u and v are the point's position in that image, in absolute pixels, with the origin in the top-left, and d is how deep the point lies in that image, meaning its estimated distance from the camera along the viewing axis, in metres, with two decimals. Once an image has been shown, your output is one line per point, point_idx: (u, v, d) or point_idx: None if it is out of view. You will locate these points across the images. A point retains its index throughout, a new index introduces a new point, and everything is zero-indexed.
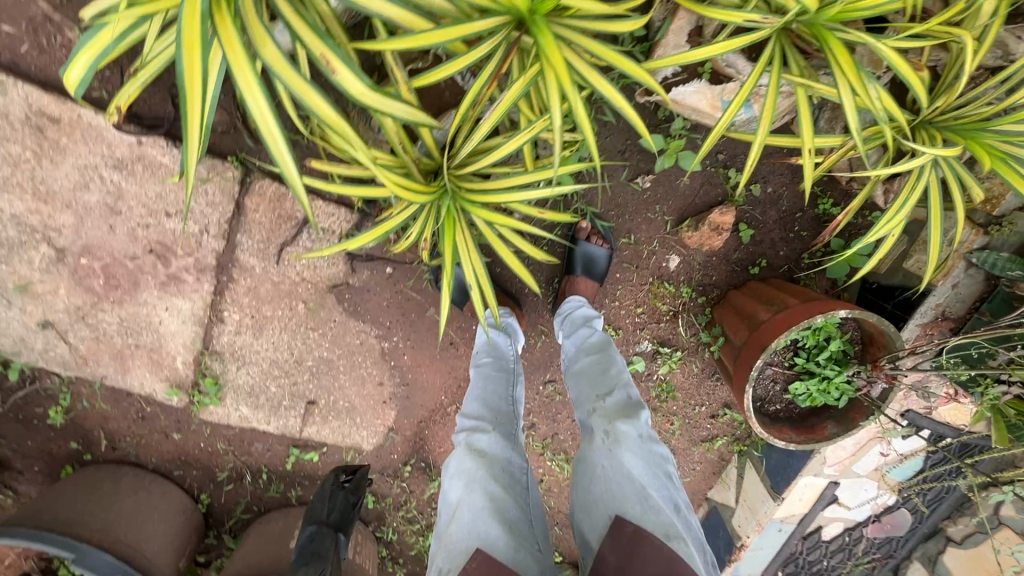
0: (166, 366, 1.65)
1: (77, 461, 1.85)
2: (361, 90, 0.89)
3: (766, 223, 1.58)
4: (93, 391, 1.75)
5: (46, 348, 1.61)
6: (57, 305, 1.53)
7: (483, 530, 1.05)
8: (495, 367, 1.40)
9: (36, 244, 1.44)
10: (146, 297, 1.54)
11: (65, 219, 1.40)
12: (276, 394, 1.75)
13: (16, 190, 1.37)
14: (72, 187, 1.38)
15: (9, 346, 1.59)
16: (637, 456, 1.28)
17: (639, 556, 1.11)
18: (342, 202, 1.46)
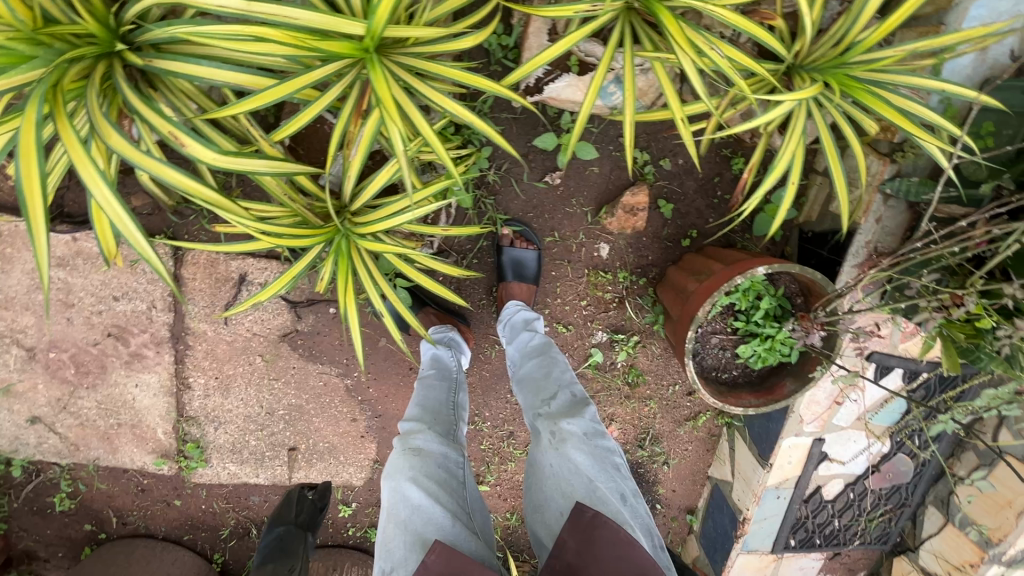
0: (150, 439, 1.75)
1: (94, 542, 1.97)
2: (214, 157, 1.00)
3: (686, 194, 1.58)
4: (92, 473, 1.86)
5: (40, 440, 1.73)
6: (39, 399, 1.66)
7: (418, 525, 1.08)
8: (434, 378, 1.41)
9: (9, 347, 1.58)
10: (115, 378, 1.64)
11: (27, 320, 1.54)
12: (258, 447, 1.82)
13: None
14: (27, 290, 1.52)
15: (7, 444, 1.73)
16: (584, 451, 1.22)
17: (596, 543, 1.02)
18: (272, 256, 1.54)
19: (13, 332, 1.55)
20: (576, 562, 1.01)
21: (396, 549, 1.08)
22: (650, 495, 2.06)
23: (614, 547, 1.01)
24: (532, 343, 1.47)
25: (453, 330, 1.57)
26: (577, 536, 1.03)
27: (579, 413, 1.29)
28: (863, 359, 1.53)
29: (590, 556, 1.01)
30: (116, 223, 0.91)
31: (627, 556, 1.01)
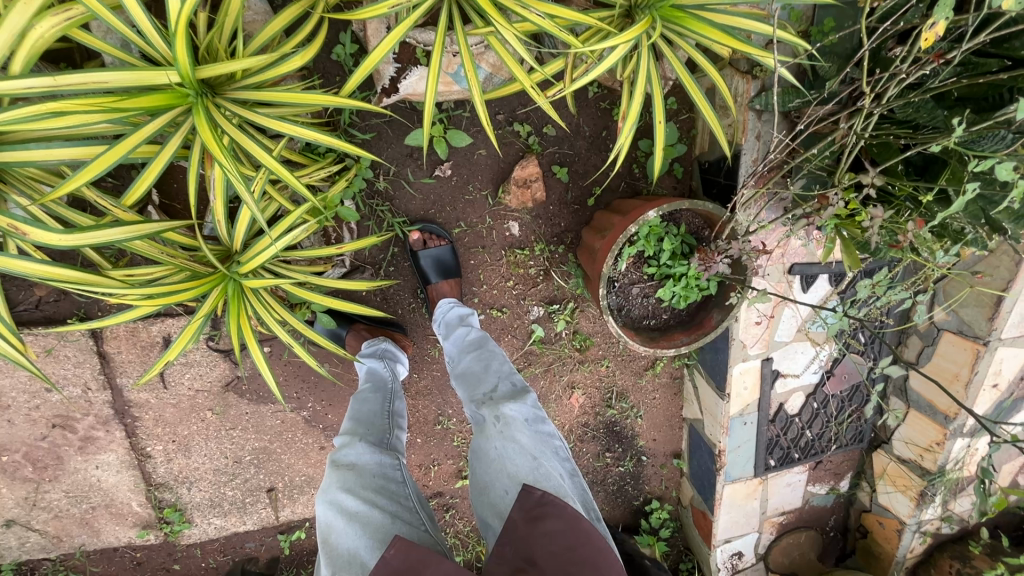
0: (127, 513, 1.78)
1: None
2: (62, 237, 0.99)
3: (579, 154, 1.58)
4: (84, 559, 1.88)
5: (22, 541, 1.76)
6: (8, 502, 1.68)
7: (356, 528, 1.15)
8: (367, 394, 1.47)
9: None
10: (75, 465, 1.66)
11: None
12: (236, 496, 1.85)
13: None
14: None
15: None
16: (527, 431, 1.25)
17: (545, 521, 1.04)
18: (189, 312, 1.55)
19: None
20: (528, 537, 1.02)
21: (338, 556, 1.13)
22: (632, 450, 2.08)
23: (563, 521, 1.04)
24: (466, 338, 1.49)
25: (387, 341, 1.61)
26: (528, 515, 1.05)
27: (518, 397, 1.31)
28: (785, 274, 1.56)
29: (540, 531, 1.02)
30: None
31: (573, 527, 1.03)
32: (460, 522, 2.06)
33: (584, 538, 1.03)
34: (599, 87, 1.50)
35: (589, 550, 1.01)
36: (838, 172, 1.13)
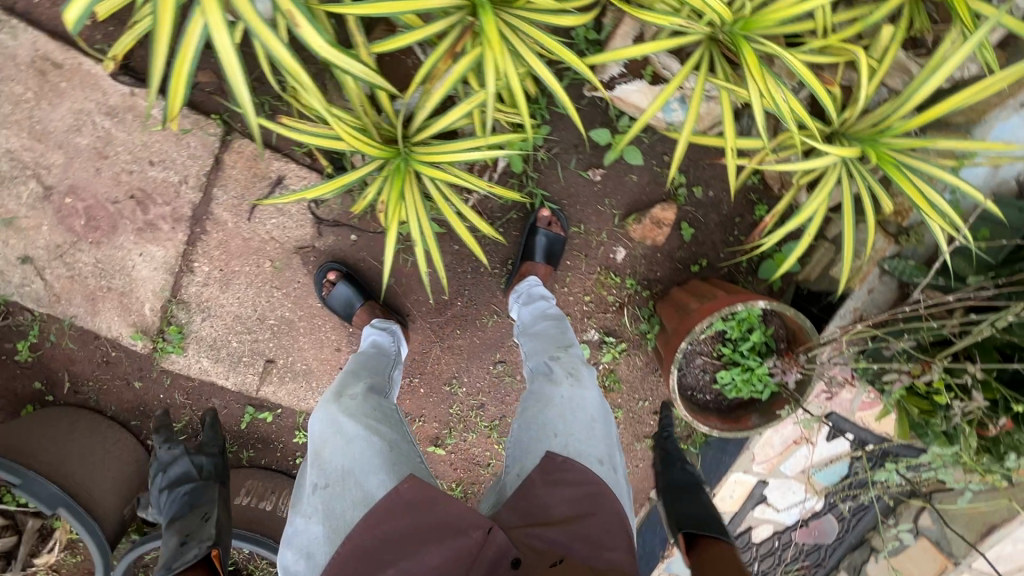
0: (135, 311, 1.74)
1: (40, 402, 1.93)
2: (320, 44, 1.01)
3: (708, 225, 1.69)
4: (63, 329, 1.83)
5: (21, 282, 1.69)
6: (38, 241, 1.63)
7: (354, 447, 1.23)
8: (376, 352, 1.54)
9: (26, 180, 1.55)
10: (122, 241, 1.63)
11: (55, 158, 1.52)
12: (237, 349, 1.83)
13: (14, 128, 1.49)
14: (65, 129, 1.50)
15: None
16: (571, 395, 1.34)
17: (562, 482, 1.17)
18: (314, 167, 1.58)
19: (35, 164, 1.52)
20: (543, 494, 1.15)
21: (330, 471, 1.21)
22: None
23: (579, 488, 1.16)
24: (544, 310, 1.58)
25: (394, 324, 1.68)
26: (547, 478, 1.18)
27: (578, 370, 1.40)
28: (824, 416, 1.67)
29: (557, 493, 1.15)
30: (225, 68, 0.98)
31: (589, 495, 1.16)
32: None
33: (599, 504, 1.16)
34: (758, 181, 1.63)
35: (601, 517, 1.13)
36: (945, 353, 1.20)
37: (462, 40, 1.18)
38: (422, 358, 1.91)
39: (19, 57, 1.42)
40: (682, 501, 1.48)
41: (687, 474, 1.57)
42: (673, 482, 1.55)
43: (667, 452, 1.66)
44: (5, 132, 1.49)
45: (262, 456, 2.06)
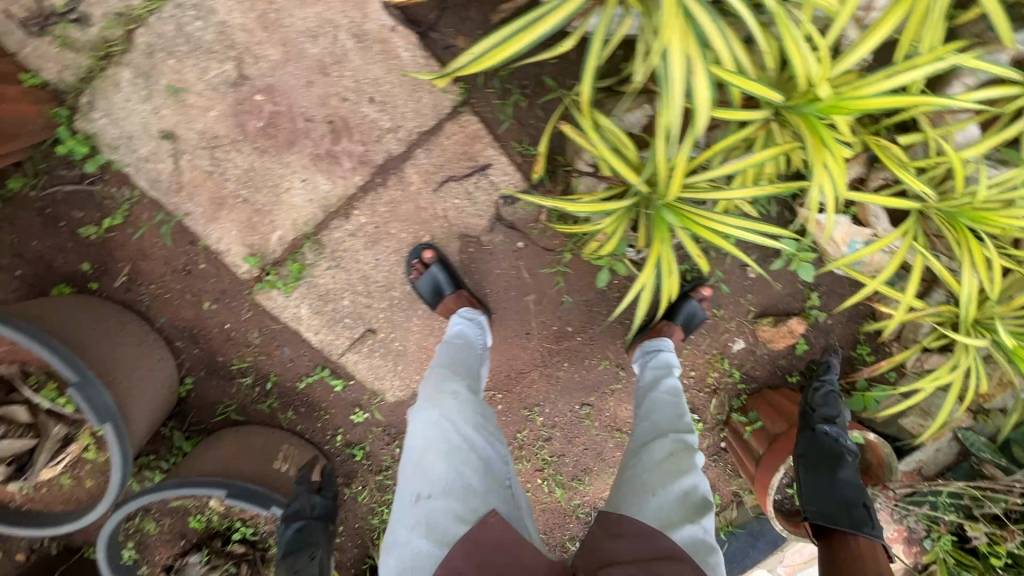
0: (259, 233, 1.56)
1: (79, 285, 1.64)
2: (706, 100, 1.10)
3: (815, 346, 1.88)
4: (153, 221, 1.57)
5: (149, 157, 1.46)
6: (196, 124, 1.43)
7: (444, 459, 1.20)
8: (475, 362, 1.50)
9: (223, 60, 1.37)
10: (292, 161, 1.48)
11: (272, 53, 1.37)
12: (344, 308, 1.69)
13: (244, 4, 1.33)
14: (299, 29, 1.36)
15: (112, 137, 1.43)
16: (658, 446, 1.30)
17: (623, 532, 1.11)
18: (521, 168, 1.56)
19: (244, 49, 1.36)
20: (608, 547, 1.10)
21: (428, 472, 1.19)
22: None
23: (642, 535, 1.09)
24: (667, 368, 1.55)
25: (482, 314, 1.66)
26: (612, 531, 1.13)
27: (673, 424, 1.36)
28: None
29: (620, 543, 1.09)
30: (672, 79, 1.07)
31: (651, 540, 1.08)
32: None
33: (654, 546, 1.07)
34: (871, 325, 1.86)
35: (623, 565, 1.04)
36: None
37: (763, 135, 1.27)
38: (516, 376, 1.88)
39: None
40: (817, 481, 1.44)
41: (831, 442, 1.51)
42: (814, 443, 1.51)
43: (813, 412, 1.62)
44: (233, 4, 1.33)
45: (302, 422, 1.88)
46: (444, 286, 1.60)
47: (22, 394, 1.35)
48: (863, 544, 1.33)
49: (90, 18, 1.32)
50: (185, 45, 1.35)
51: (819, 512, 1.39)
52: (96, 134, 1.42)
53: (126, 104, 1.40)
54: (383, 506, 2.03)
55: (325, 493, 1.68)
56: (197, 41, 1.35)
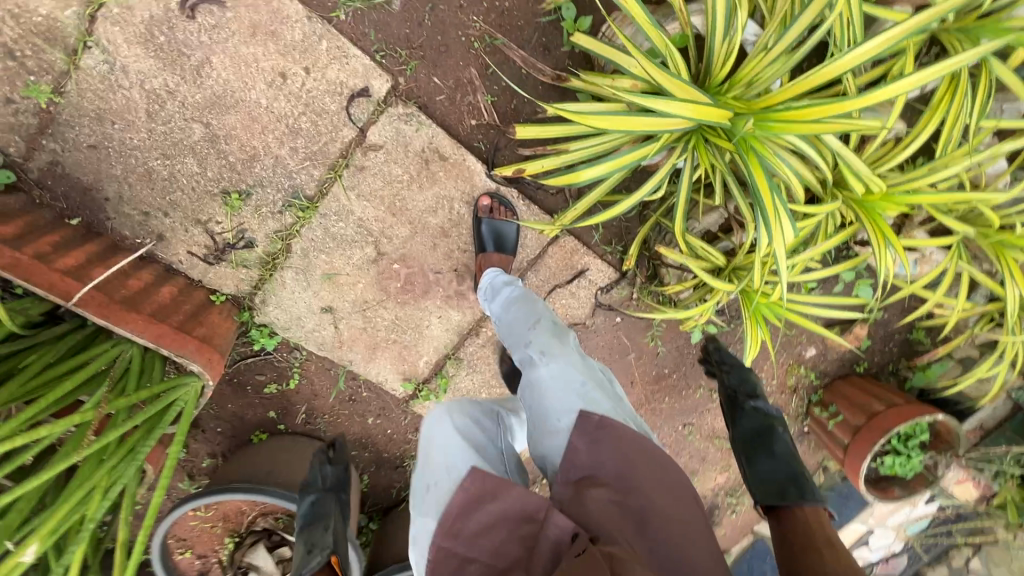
0: (408, 362, 1.88)
1: (269, 429, 1.94)
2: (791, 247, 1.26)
3: (876, 338, 2.19)
4: (321, 369, 1.89)
5: (315, 328, 1.76)
6: (348, 296, 1.72)
7: (458, 452, 1.16)
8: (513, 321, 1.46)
9: (363, 245, 1.65)
10: (428, 304, 1.78)
11: (402, 231, 1.64)
12: (482, 399, 2.02)
13: (375, 201, 1.59)
14: (420, 207, 1.63)
15: (284, 321, 1.72)
16: (573, 371, 1.28)
17: (605, 441, 1.12)
18: (612, 264, 1.85)
19: (379, 233, 1.63)
20: (594, 458, 1.10)
21: (438, 468, 1.15)
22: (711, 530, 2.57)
23: (623, 451, 1.11)
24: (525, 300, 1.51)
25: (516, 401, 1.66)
26: (589, 442, 1.12)
27: (551, 351, 1.33)
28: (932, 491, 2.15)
29: (603, 451, 1.10)
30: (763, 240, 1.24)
31: (630, 456, 1.10)
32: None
33: (664, 479, 1.10)
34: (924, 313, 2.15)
35: (656, 492, 1.05)
36: None
37: (841, 236, 1.44)
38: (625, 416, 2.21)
39: (410, 145, 1.53)
40: (754, 457, 1.47)
41: (760, 418, 1.56)
42: (746, 427, 1.55)
43: (736, 396, 1.64)
44: (366, 203, 1.58)
45: None
46: (506, 234, 1.61)
47: (280, 535, 1.76)
48: (809, 513, 1.25)
49: (254, 240, 1.60)
50: (332, 242, 1.63)
51: (776, 493, 1.33)
52: (272, 322, 1.73)
53: (292, 294, 1.70)
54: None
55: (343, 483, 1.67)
56: (341, 237, 1.62)
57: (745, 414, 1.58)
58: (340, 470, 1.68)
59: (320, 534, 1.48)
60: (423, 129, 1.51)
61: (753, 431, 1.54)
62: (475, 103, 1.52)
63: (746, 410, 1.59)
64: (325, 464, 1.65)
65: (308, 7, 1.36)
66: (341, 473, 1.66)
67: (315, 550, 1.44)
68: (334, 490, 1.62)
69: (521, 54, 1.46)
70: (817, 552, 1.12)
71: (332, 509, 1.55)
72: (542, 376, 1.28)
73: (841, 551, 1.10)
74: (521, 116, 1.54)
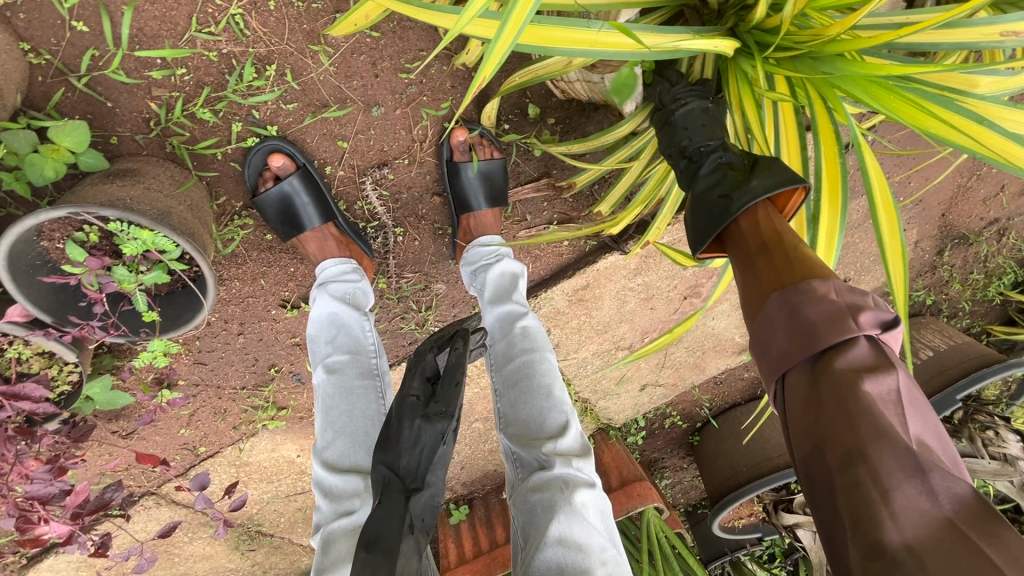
0: (731, 346, 1.77)
1: (694, 429, 1.91)
2: None
3: None
4: (695, 396, 1.87)
5: (652, 397, 1.80)
6: (645, 374, 1.73)
7: None
8: (501, 353, 1.04)
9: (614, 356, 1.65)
10: (696, 322, 1.67)
11: (624, 329, 1.54)
12: None
13: (591, 340, 1.55)
14: (613, 311, 1.51)
15: (632, 417, 1.84)
16: (584, 525, 0.86)
17: None
18: None
19: (604, 330, 1.54)
20: None
21: None
22: None
23: None
24: (513, 318, 1.05)
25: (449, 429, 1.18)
26: None
27: (573, 480, 0.89)
28: None
29: None
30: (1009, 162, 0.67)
31: None
32: (1015, 236, 1.65)
33: None
34: None
35: None
36: None
37: None
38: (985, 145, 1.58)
39: (559, 308, 1.46)
40: (699, 208, 0.75)
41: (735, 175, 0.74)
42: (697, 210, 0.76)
43: (704, 184, 0.77)
44: (590, 347, 1.57)
45: None
46: (296, 206, 1.02)
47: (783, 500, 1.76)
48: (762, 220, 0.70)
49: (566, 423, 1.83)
50: (596, 375, 1.66)
51: (710, 220, 0.73)
52: (628, 422, 1.85)
53: (618, 410, 1.80)
54: (991, 289, 1.71)
55: (443, 412, 0.86)
56: (597, 370, 1.65)
57: (757, 171, 0.73)
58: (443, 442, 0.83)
59: (407, 454, 0.81)
60: (553, 294, 1.42)
61: (719, 186, 0.74)
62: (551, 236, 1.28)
63: (702, 190, 0.77)
64: (416, 422, 0.84)
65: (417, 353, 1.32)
66: (434, 443, 0.82)
67: (403, 538, 0.73)
68: (422, 489, 0.80)
69: (532, 188, 1.21)
70: (770, 263, 0.64)
71: (401, 520, 0.75)
72: (552, 505, 0.87)
73: (801, 265, 0.62)
74: (591, 198, 1.25)
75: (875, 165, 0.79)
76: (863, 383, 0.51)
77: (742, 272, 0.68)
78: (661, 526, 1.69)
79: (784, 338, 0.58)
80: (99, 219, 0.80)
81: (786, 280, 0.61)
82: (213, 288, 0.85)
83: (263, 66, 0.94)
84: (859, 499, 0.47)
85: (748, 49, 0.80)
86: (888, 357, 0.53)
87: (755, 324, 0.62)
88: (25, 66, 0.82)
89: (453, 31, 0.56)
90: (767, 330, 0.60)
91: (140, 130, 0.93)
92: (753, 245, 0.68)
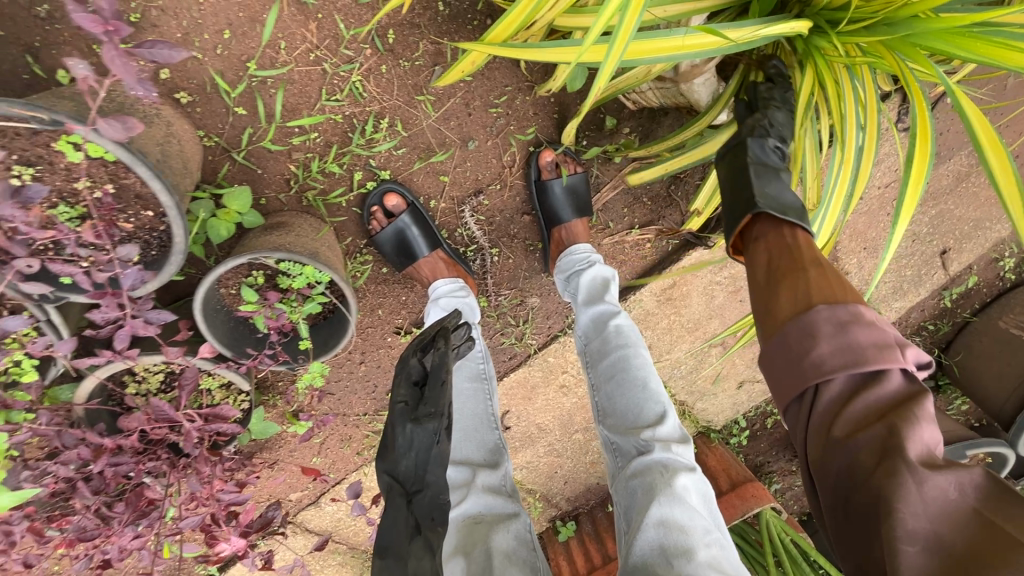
0: None
1: None
2: None
3: None
4: None
5: (751, 392, 1.76)
6: (742, 368, 1.71)
7: None
8: (597, 350, 1.10)
9: (708, 353, 1.65)
10: None
11: (714, 323, 1.56)
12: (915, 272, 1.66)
13: (684, 338, 1.57)
14: (702, 306, 1.53)
15: (733, 415, 1.81)
16: (684, 507, 0.87)
17: None
18: None
19: (696, 327, 1.56)
20: None
21: None
22: None
23: None
24: (607, 317, 1.12)
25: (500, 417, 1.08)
26: None
27: (673, 465, 0.92)
28: None
29: None
30: None
31: None
32: None
33: None
34: None
35: None
36: None
37: None
38: None
39: (648, 309, 1.50)
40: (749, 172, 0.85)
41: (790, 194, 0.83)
42: (772, 196, 0.81)
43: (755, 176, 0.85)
44: (683, 345, 1.58)
45: None
46: (410, 237, 1.15)
47: None
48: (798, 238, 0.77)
49: None
50: (692, 374, 1.67)
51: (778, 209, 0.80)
52: (729, 421, 1.82)
53: (717, 410, 1.78)
54: None
55: (433, 413, 0.90)
56: (693, 369, 1.66)
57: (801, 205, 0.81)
58: (437, 442, 0.87)
59: (403, 459, 0.87)
60: (641, 296, 1.47)
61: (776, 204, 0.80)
62: (635, 239, 1.35)
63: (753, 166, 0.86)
64: (408, 426, 0.89)
65: (522, 360, 1.42)
66: (426, 444, 0.87)
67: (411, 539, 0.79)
68: (422, 489, 0.85)
69: (613, 190, 1.30)
70: (801, 272, 0.71)
71: (407, 525, 0.81)
72: (652, 487, 0.90)
73: (839, 283, 0.69)
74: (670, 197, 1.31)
75: (974, 108, 0.76)
76: (905, 408, 0.58)
77: (775, 281, 0.72)
78: (782, 527, 1.63)
79: (828, 346, 0.63)
80: (272, 262, 0.96)
81: (835, 295, 0.67)
82: (355, 310, 0.98)
83: (378, 121, 1.10)
84: (896, 495, 0.53)
85: (820, 27, 0.86)
86: (918, 383, 0.62)
87: (791, 326, 0.66)
88: (203, 148, 1.01)
89: (574, 60, 0.67)
90: (809, 335, 0.64)
91: (283, 189, 1.10)
92: (789, 261, 0.73)
